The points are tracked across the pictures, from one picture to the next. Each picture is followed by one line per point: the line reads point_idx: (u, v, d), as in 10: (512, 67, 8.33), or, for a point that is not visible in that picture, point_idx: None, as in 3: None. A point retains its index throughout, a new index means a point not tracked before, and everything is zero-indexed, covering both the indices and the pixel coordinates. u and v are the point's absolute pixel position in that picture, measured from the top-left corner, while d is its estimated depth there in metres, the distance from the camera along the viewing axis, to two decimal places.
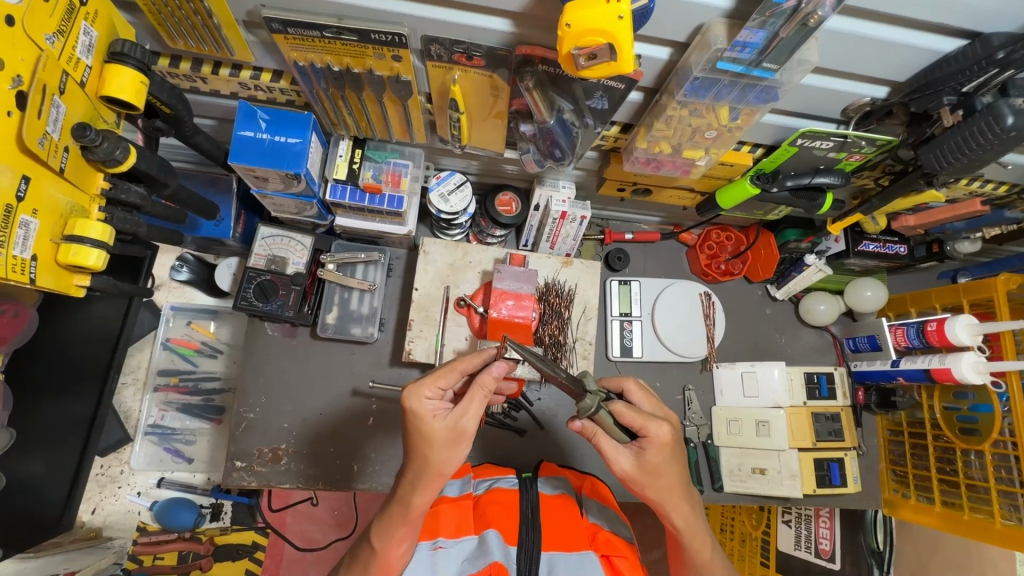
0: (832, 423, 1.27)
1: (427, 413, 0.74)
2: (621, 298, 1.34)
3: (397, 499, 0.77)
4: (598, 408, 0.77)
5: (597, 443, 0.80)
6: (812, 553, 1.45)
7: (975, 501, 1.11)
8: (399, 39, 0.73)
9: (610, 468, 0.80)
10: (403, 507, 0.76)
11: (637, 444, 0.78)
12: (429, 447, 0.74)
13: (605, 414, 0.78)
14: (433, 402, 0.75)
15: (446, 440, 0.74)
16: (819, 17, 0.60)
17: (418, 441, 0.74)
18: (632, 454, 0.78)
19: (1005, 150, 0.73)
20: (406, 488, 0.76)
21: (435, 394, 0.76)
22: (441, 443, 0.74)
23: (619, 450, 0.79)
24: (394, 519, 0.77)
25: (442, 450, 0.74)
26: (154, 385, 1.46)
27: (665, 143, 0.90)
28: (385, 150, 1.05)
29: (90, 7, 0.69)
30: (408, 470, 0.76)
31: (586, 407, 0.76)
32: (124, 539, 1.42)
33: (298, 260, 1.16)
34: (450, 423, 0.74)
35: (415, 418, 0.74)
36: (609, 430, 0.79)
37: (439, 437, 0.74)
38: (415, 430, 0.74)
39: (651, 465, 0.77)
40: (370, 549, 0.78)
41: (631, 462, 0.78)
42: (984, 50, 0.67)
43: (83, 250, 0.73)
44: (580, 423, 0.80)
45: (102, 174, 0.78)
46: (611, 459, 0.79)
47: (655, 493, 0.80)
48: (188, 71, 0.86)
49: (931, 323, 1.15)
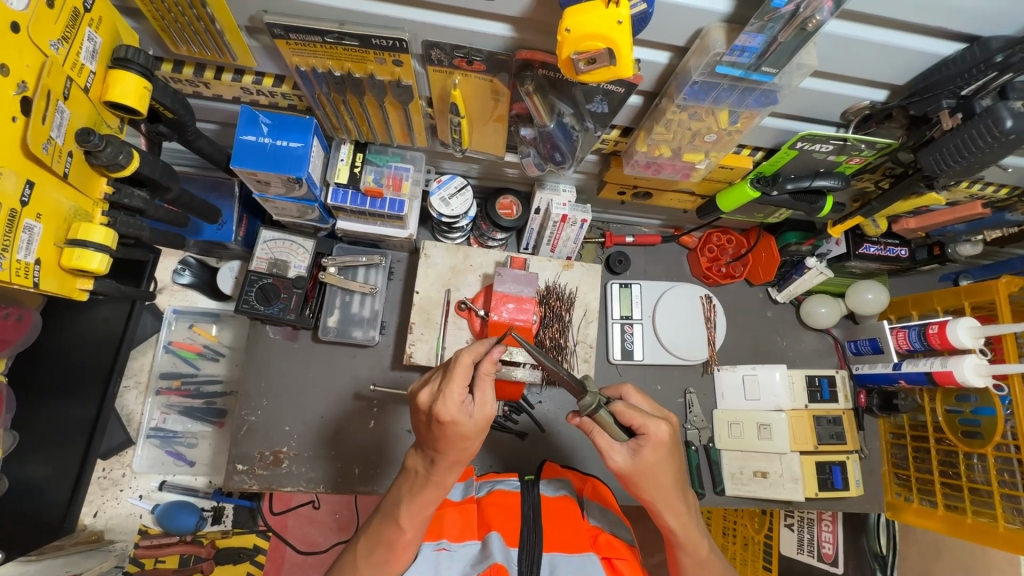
0: (834, 426, 1.26)
1: (462, 415, 0.73)
2: (623, 301, 1.34)
3: (431, 483, 0.79)
4: (598, 407, 0.77)
5: (594, 439, 0.80)
6: (815, 557, 1.43)
7: (978, 504, 1.11)
8: (401, 44, 0.73)
9: (606, 464, 0.80)
10: (440, 490, 0.80)
11: (635, 442, 0.78)
12: (468, 440, 0.75)
13: (605, 413, 0.78)
14: (463, 403, 0.74)
15: (482, 428, 0.76)
16: (818, 21, 0.60)
17: (455, 439, 0.75)
18: (629, 451, 0.78)
19: (1005, 153, 0.73)
20: (442, 472, 0.79)
21: (461, 395, 0.74)
22: (478, 432, 0.75)
23: (615, 446, 0.79)
24: (427, 499, 0.79)
25: (478, 437, 0.76)
26: (156, 388, 1.47)
27: (665, 146, 0.90)
28: (386, 154, 1.06)
29: (95, 13, 0.70)
30: (443, 458, 0.77)
31: (586, 404, 0.77)
32: (125, 542, 1.41)
33: (299, 264, 1.16)
34: (482, 415, 0.75)
35: (454, 424, 0.73)
36: (608, 428, 0.78)
37: (476, 430, 0.75)
38: (451, 433, 0.74)
39: (645, 463, 0.77)
40: (395, 526, 0.79)
41: (627, 459, 0.78)
42: (983, 53, 0.67)
43: (86, 254, 0.73)
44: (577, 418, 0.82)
45: (105, 179, 0.78)
46: (607, 455, 0.79)
47: (648, 492, 0.80)
48: (191, 76, 0.87)
49: (932, 326, 1.14)
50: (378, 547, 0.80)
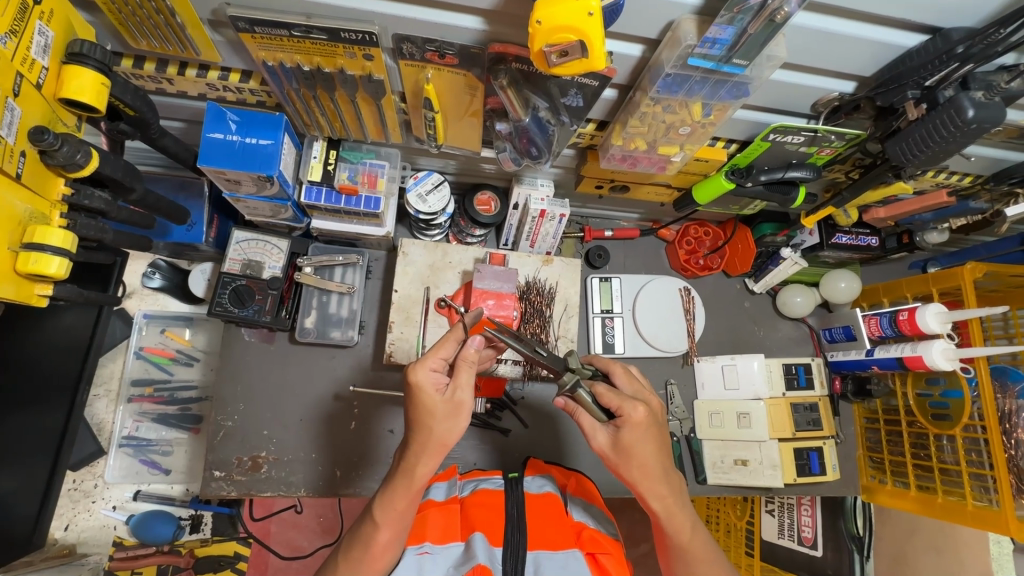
0: (811, 413, 1.30)
1: (428, 385, 0.76)
2: (602, 295, 1.34)
3: (402, 469, 0.78)
4: (578, 386, 0.83)
5: (577, 420, 0.83)
6: (795, 541, 1.49)
7: (948, 484, 1.13)
8: (371, 38, 0.72)
9: (590, 444, 0.82)
10: (407, 477, 0.78)
11: (614, 424, 0.79)
12: (433, 419, 0.76)
13: (585, 393, 0.82)
14: (435, 374, 0.78)
15: (445, 413, 0.77)
16: (786, 13, 0.60)
17: (419, 415, 0.77)
18: (610, 432, 0.79)
19: (968, 143, 0.75)
20: (411, 457, 0.77)
21: (434, 366, 0.78)
22: (442, 414, 0.76)
23: (597, 427, 0.81)
24: (395, 490, 0.78)
25: (441, 421, 0.76)
26: (127, 395, 1.42)
27: (640, 140, 0.90)
28: (361, 151, 1.04)
29: (45, 5, 0.67)
30: (412, 438, 0.78)
31: (564, 381, 0.84)
32: (99, 555, 1.37)
33: (274, 264, 1.14)
34: (448, 396, 0.77)
35: (416, 390, 0.77)
36: (589, 408, 0.82)
37: (438, 412, 0.76)
38: (417, 404, 0.77)
39: (625, 444, 0.77)
40: (372, 523, 0.78)
41: (608, 440, 0.79)
42: (945, 44, 0.68)
43: (44, 258, 0.70)
44: (563, 400, 0.86)
45: (64, 179, 0.75)
46: (590, 435, 0.81)
47: (628, 474, 0.79)
48: (153, 72, 0.84)
49: (903, 312, 1.17)
50: (357, 546, 0.78)
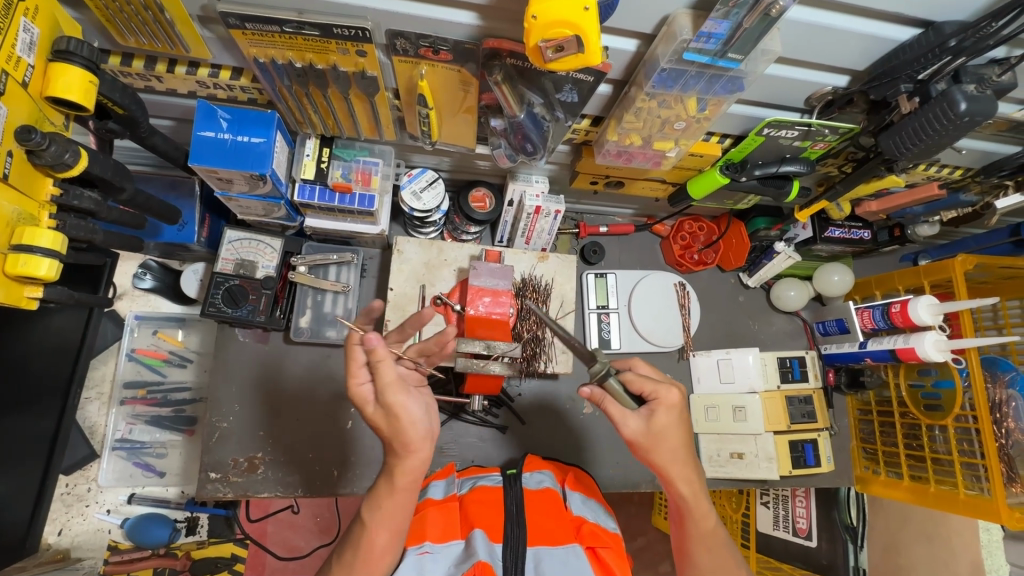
0: (805, 405, 1.28)
1: (365, 401, 0.74)
2: (598, 291, 1.34)
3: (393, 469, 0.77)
4: (609, 374, 0.79)
5: (606, 409, 0.81)
6: (790, 532, 1.50)
7: (940, 474, 1.15)
8: (363, 34, 0.71)
9: (620, 433, 0.80)
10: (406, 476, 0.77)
11: (647, 409, 0.79)
12: (385, 428, 0.75)
13: (615, 380, 0.80)
14: (367, 385, 0.74)
15: (390, 422, 0.74)
16: (781, 7, 0.60)
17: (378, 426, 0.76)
18: (642, 418, 0.79)
19: (959, 136, 0.76)
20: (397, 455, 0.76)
21: (361, 378, 0.74)
22: (389, 424, 0.74)
23: (627, 414, 0.79)
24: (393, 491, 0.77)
25: (392, 428, 0.74)
26: (119, 398, 1.40)
27: (636, 135, 0.90)
28: (354, 149, 1.03)
29: (30, 2, 0.65)
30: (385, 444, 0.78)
31: (597, 370, 0.79)
32: (94, 559, 1.35)
33: (267, 264, 1.13)
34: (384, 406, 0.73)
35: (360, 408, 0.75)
36: (618, 396, 0.79)
37: (385, 421, 0.74)
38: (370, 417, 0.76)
39: (659, 428, 0.78)
40: (362, 525, 0.76)
41: (640, 426, 0.79)
42: (938, 38, 0.69)
43: (33, 260, 0.69)
44: (588, 390, 0.82)
45: (52, 179, 0.74)
46: (620, 423, 0.80)
47: (660, 459, 0.80)
48: (141, 69, 0.83)
49: (895, 305, 1.18)
50: (350, 549, 0.76)
